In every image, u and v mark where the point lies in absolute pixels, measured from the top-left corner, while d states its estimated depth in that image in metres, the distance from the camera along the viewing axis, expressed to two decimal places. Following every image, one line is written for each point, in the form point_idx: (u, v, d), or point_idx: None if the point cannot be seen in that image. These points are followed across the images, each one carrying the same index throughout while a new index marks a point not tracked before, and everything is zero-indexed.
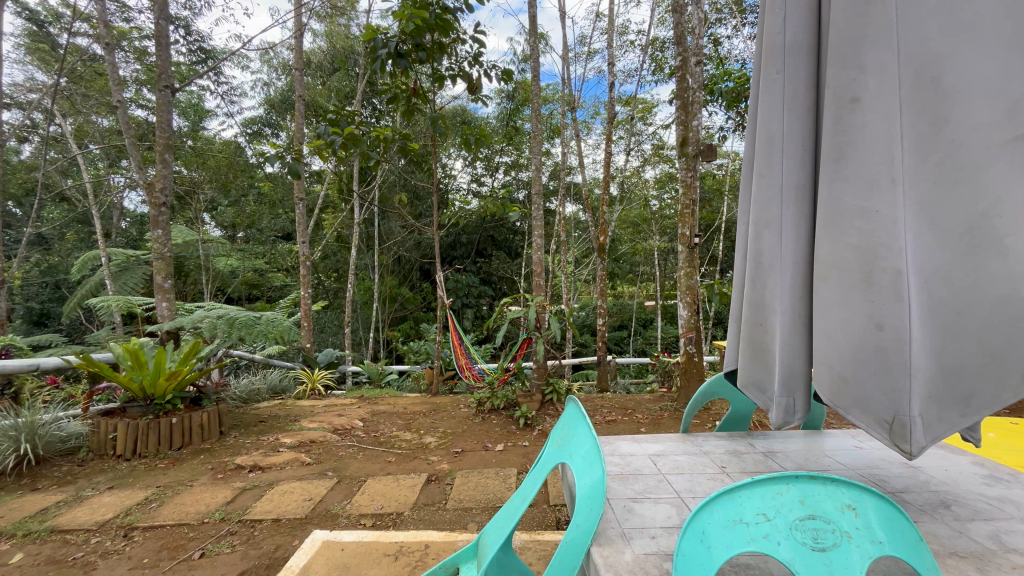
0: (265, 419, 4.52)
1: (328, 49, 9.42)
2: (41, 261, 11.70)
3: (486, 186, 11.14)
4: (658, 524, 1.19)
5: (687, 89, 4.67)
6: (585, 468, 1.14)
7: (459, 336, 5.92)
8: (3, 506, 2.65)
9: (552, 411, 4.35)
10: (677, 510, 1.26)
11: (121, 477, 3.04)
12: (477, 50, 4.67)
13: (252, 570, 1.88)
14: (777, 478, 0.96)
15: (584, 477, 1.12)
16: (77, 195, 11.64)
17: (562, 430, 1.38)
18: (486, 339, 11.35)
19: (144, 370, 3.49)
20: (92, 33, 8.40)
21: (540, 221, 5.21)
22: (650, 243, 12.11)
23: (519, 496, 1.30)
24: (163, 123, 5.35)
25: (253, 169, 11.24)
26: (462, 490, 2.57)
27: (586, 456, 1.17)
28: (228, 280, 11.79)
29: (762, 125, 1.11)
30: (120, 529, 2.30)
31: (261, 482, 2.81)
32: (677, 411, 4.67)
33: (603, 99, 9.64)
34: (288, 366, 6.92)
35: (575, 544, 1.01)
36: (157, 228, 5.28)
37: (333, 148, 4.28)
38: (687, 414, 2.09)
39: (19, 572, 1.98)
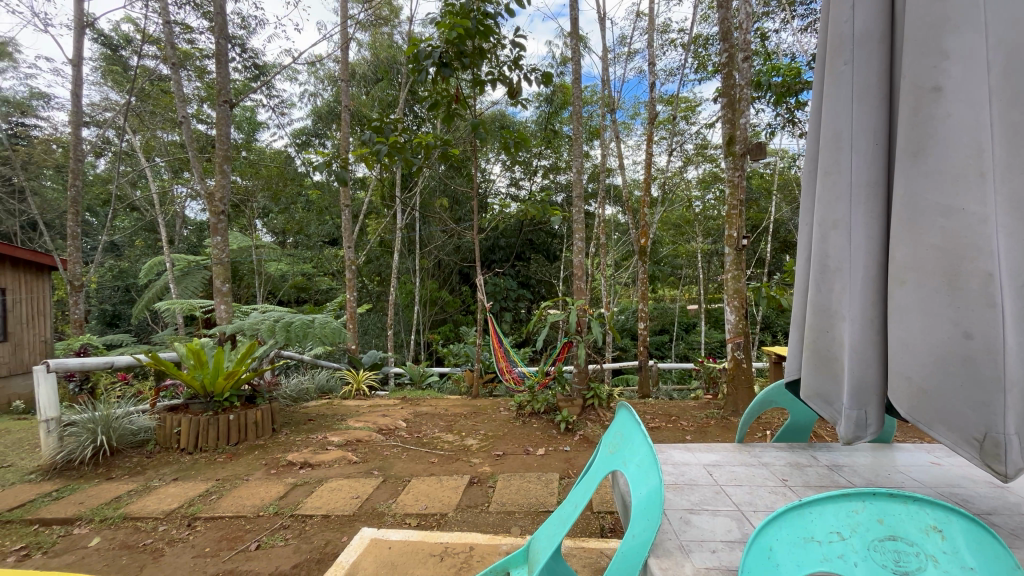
0: (314, 418, 4.69)
1: (372, 60, 9.73)
2: (114, 266, 12.68)
3: (525, 190, 11.16)
4: (717, 538, 1.14)
5: (733, 87, 4.54)
6: (640, 476, 1.12)
7: (499, 340, 5.95)
8: (83, 493, 2.87)
9: (594, 416, 4.29)
10: (737, 525, 1.21)
11: (184, 470, 3.23)
12: (516, 54, 4.70)
13: (304, 563, 1.95)
14: (852, 495, 0.91)
15: (640, 486, 1.10)
16: (145, 205, 12.54)
17: (615, 437, 1.36)
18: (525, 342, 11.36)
19: (205, 368, 3.71)
20: (159, 55, 9.06)
21: (580, 224, 5.16)
22: (693, 244, 11.79)
23: (571, 503, 1.29)
24: (222, 135, 5.69)
25: (302, 177, 11.75)
26: (505, 494, 2.57)
27: (642, 465, 1.14)
28: (279, 284, 12.36)
29: (827, 122, 1.06)
30: (184, 518, 2.44)
31: (312, 479, 2.92)
32: (725, 420, 4.49)
33: (644, 99, 9.48)
34: (334, 366, 7.17)
35: (631, 556, 1.00)
36: (216, 235, 5.62)
37: (380, 156, 4.38)
38: (742, 424, 2.01)
39: (97, 555, 2.14)
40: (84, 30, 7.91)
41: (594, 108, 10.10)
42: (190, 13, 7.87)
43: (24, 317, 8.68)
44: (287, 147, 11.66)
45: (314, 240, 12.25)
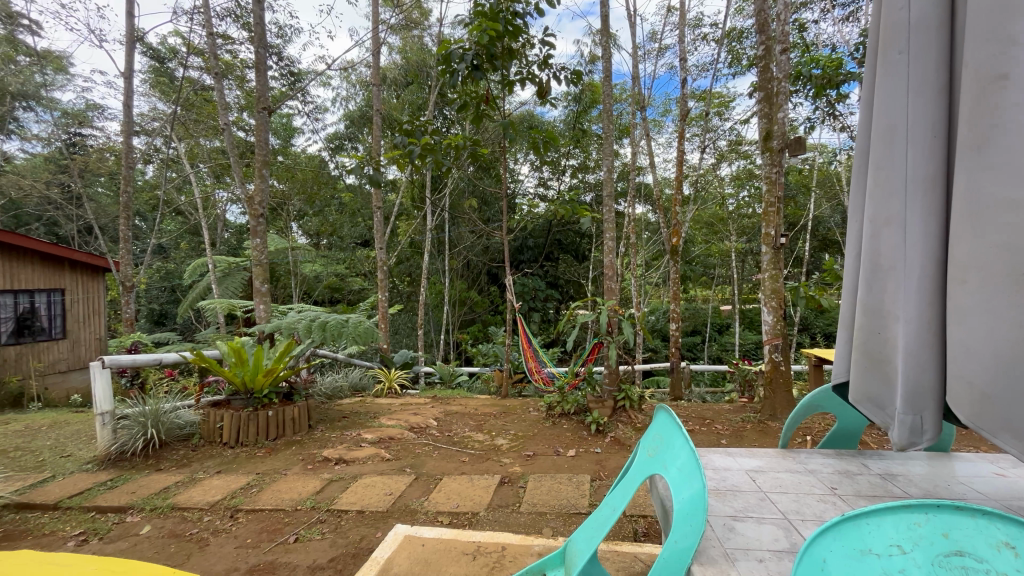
0: (348, 415, 4.80)
1: (403, 64, 9.90)
2: (161, 268, 13.33)
3: (553, 190, 11.11)
4: (764, 547, 1.11)
5: (771, 80, 4.39)
6: (682, 480, 1.09)
7: (529, 339, 5.95)
8: (135, 483, 3.03)
9: (625, 418, 4.23)
10: (784, 533, 1.17)
11: (227, 463, 3.37)
12: (546, 54, 4.68)
13: (341, 557, 2.00)
14: (913, 508, 0.91)
15: (682, 490, 1.07)
16: (190, 209, 13.14)
17: (654, 440, 1.34)
18: (553, 343, 11.30)
19: (246, 366, 3.85)
20: (203, 66, 9.48)
21: (610, 223, 5.10)
22: (727, 243, 11.47)
23: (610, 507, 1.28)
24: (262, 141, 5.92)
25: (336, 181, 12.06)
26: (536, 494, 2.57)
27: (683, 469, 1.12)
28: (314, 285, 12.72)
29: (880, 115, 1.01)
30: (226, 510, 2.54)
31: (347, 475, 2.99)
32: (762, 424, 4.35)
33: (675, 95, 9.29)
34: (367, 365, 7.32)
35: (674, 561, 0.97)
36: (256, 237, 5.83)
37: (411, 158, 4.44)
38: (786, 429, 1.94)
39: (149, 542, 2.25)
40: (135, 44, 8.35)
41: (624, 106, 9.95)
42: (231, 25, 8.20)
43: (81, 316, 9.25)
44: (321, 151, 11.98)
45: (347, 241, 12.55)
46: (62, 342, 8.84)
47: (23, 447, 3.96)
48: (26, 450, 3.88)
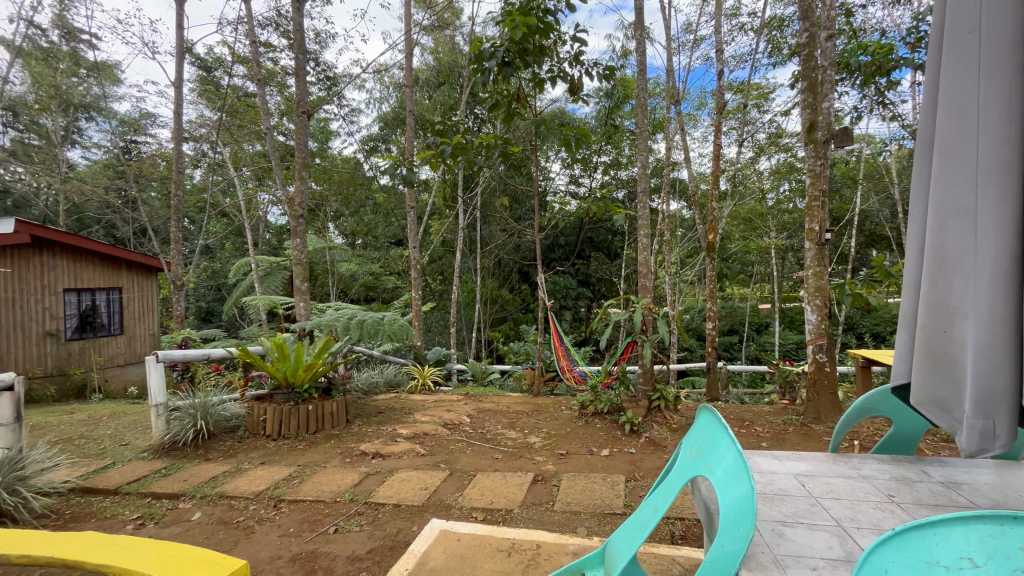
0: (383, 411, 4.90)
1: (435, 65, 10.02)
2: (208, 267, 13.97)
3: (585, 187, 11.00)
4: (818, 554, 1.06)
5: (815, 69, 4.20)
6: (727, 484, 1.09)
7: (560, 338, 5.92)
8: (187, 471, 3.19)
9: (660, 418, 4.14)
10: (839, 542, 1.12)
11: (270, 454, 3.50)
12: (577, 50, 4.63)
13: (379, 549, 2.04)
14: (986, 519, 0.88)
15: (728, 493, 1.05)
16: (234, 211, 13.73)
17: (697, 441, 1.32)
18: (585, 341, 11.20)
19: (287, 361, 3.98)
20: (247, 74, 9.88)
21: (644, 220, 4.99)
22: (766, 240, 11.08)
23: (650, 508, 1.26)
24: (301, 145, 6.12)
25: (370, 181, 12.34)
26: (569, 493, 2.55)
27: (729, 471, 1.10)
28: (350, 283, 13.06)
29: (946, 103, 0.97)
30: (270, 500, 2.64)
31: (383, 469, 3.05)
32: (805, 427, 4.18)
33: (711, 88, 9.02)
34: (401, 362, 7.46)
35: (721, 565, 0.95)
36: (296, 237, 6.04)
37: (444, 157, 4.48)
38: (836, 433, 1.86)
39: (199, 528, 2.37)
40: (184, 54, 8.79)
41: (657, 100, 9.75)
42: (272, 33, 8.51)
43: (135, 313, 9.83)
44: (357, 153, 12.27)
45: (381, 241, 12.80)
46: (120, 338, 9.39)
47: (87, 435, 4.24)
48: (89, 438, 4.15)
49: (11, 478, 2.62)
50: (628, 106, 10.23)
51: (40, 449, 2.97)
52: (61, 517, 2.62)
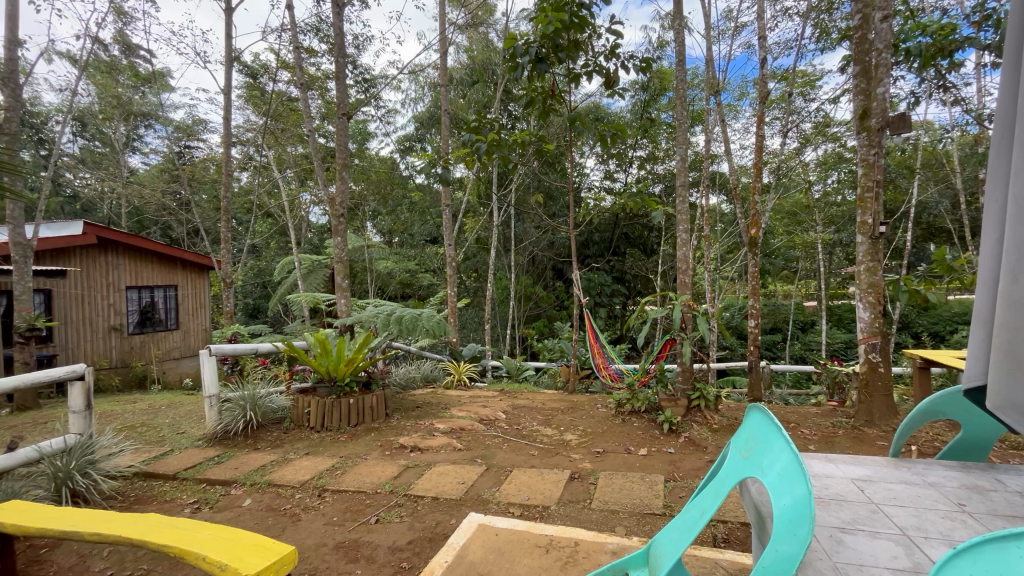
0: (421, 405, 5.00)
1: (469, 64, 10.08)
2: (255, 266, 14.60)
3: (620, 182, 10.82)
4: (881, 564, 1.01)
5: (868, 52, 3.97)
6: (785, 487, 1.04)
7: (596, 335, 5.86)
8: (237, 460, 3.35)
9: (700, 418, 4.04)
10: (904, 551, 1.06)
11: (314, 445, 3.63)
12: (613, 42, 4.55)
13: (418, 540, 2.09)
14: None
15: (784, 498, 1.02)
16: (279, 212, 14.30)
17: (749, 442, 1.27)
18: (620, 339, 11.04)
19: (329, 356, 4.11)
20: (290, 79, 10.24)
21: (683, 215, 4.86)
22: (812, 234, 10.59)
23: (698, 509, 1.22)
24: (342, 146, 6.31)
25: (406, 181, 12.58)
26: (607, 492, 2.52)
27: (785, 475, 1.06)
28: (388, 280, 13.36)
29: (1004, 90, 0.92)
30: (315, 489, 2.74)
31: (421, 462, 3.12)
32: (856, 430, 3.98)
33: (753, 77, 8.68)
34: (437, 358, 7.58)
35: (778, 568, 0.91)
36: (337, 236, 6.23)
37: (478, 155, 4.49)
38: (899, 436, 1.77)
39: (250, 514, 2.49)
40: (232, 63, 9.19)
41: (696, 92, 9.49)
42: (313, 39, 8.79)
43: (189, 309, 10.38)
44: (393, 153, 12.52)
45: (417, 239, 13.02)
46: (175, 332, 9.94)
47: (148, 423, 4.53)
48: (150, 426, 4.43)
49: (82, 461, 2.82)
50: (664, 99, 9.98)
51: (108, 435, 3.18)
52: (126, 499, 2.81)
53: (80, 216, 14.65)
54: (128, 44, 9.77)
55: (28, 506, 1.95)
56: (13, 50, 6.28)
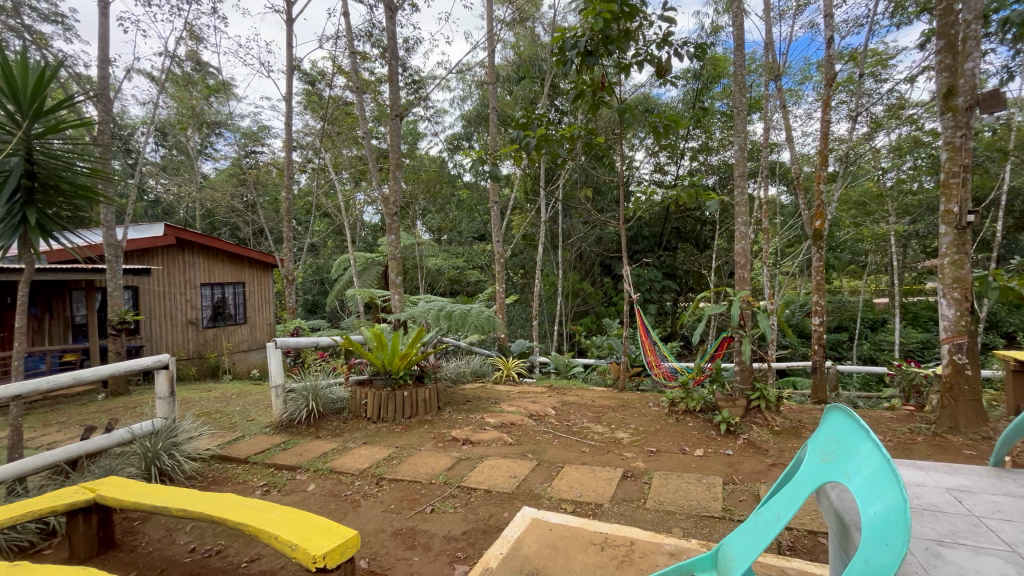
0: (471, 400, 5.09)
1: (516, 60, 10.07)
2: (313, 264, 15.36)
3: (671, 175, 10.48)
4: None
5: (955, 24, 3.61)
6: (869, 496, 0.99)
7: (647, 332, 5.72)
8: (301, 447, 3.54)
9: (760, 420, 3.85)
10: (1014, 570, 0.95)
11: (372, 435, 3.78)
12: (666, 30, 4.40)
13: (472, 531, 2.13)
14: None
15: (872, 505, 0.97)
16: (335, 212, 14.94)
17: (829, 444, 1.22)
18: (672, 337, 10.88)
19: (385, 349, 4.26)
20: (345, 83, 10.66)
21: (741, 207, 4.63)
22: (885, 225, 9.81)
23: (772, 514, 1.19)
24: (395, 147, 6.51)
25: (455, 179, 12.79)
26: (662, 492, 2.46)
27: (872, 481, 1.01)
28: (437, 277, 13.65)
29: None
30: (373, 477, 2.85)
31: (473, 455, 3.17)
32: (938, 438, 3.66)
33: (817, 59, 8.13)
34: (486, 353, 7.67)
35: None
36: (390, 234, 6.43)
37: (527, 151, 4.47)
38: (1000, 445, 1.61)
39: (314, 498, 2.63)
40: (293, 71, 9.67)
41: (753, 77, 9.02)
42: (367, 44, 9.09)
43: (255, 304, 11.08)
44: (442, 152, 12.75)
45: (466, 236, 13.22)
46: (243, 326, 10.65)
47: (222, 411, 4.88)
48: (223, 413, 4.77)
49: (166, 443, 3.08)
50: (719, 86, 9.55)
51: (188, 420, 3.45)
52: (204, 479, 3.04)
53: (161, 219, 15.96)
54: (201, 58, 10.52)
55: (124, 482, 2.16)
56: (105, 69, 6.91)
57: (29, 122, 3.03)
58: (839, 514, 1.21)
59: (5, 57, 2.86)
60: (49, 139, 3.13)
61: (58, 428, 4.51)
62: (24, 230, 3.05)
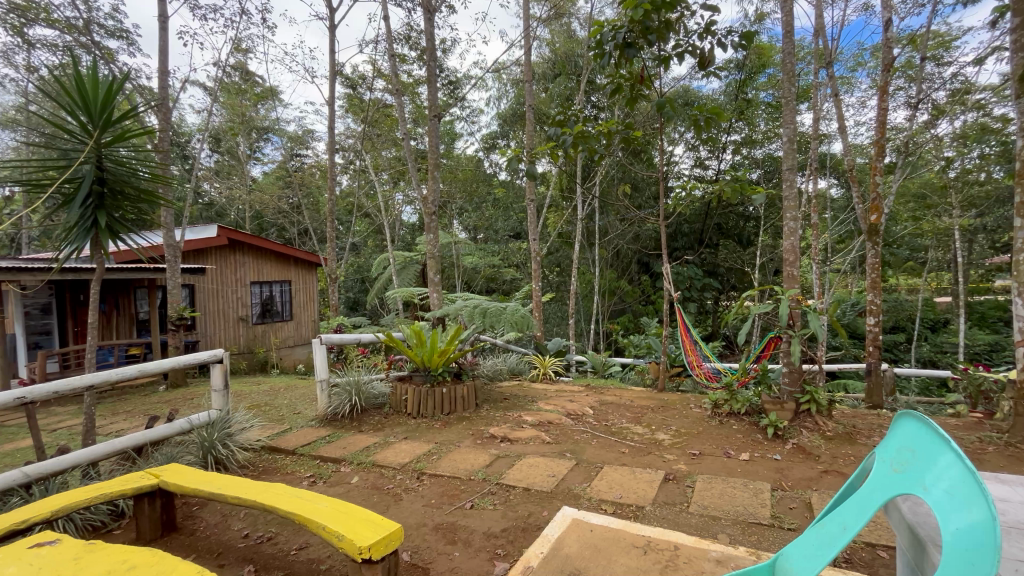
0: (508, 397, 5.10)
1: (551, 57, 10.00)
2: (354, 263, 15.81)
3: (712, 169, 10.15)
4: None
5: None
6: (946, 513, 0.95)
7: (688, 331, 5.57)
8: (345, 440, 3.65)
9: (811, 424, 3.67)
10: None
11: (412, 431, 3.85)
12: (709, 19, 4.25)
13: (512, 529, 2.13)
14: None
15: (950, 522, 0.93)
16: (375, 212, 15.33)
17: (903, 453, 1.16)
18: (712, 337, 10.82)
19: (424, 347, 4.33)
20: (385, 86, 10.91)
21: (790, 201, 4.41)
22: (948, 219, 9.15)
23: (837, 524, 1.17)
24: (433, 147, 6.61)
25: (491, 178, 12.87)
26: (706, 496, 2.39)
27: (951, 495, 0.96)
28: (473, 275, 13.77)
29: None
30: (414, 472, 2.91)
31: (512, 453, 3.18)
32: (1010, 448, 3.38)
33: (872, 43, 7.67)
34: (523, 351, 7.68)
35: None
36: (429, 233, 6.54)
37: (565, 147, 4.40)
38: None
39: (358, 490, 2.71)
40: (335, 75, 9.97)
41: (802, 65, 8.59)
42: (405, 46, 9.26)
43: (301, 302, 11.52)
44: (479, 151, 12.83)
45: (501, 234, 13.27)
46: (290, 323, 11.10)
47: (271, 403, 5.10)
48: (272, 406, 4.99)
49: (221, 433, 3.24)
50: (764, 76, 9.16)
51: (241, 411, 3.63)
52: (256, 468, 3.19)
53: (215, 221, 16.83)
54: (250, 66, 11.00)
55: (184, 469, 2.29)
56: (164, 80, 7.34)
57: (99, 132, 3.25)
58: (912, 528, 1.13)
59: (78, 72, 3.08)
60: (116, 148, 3.35)
61: (125, 418, 4.83)
62: (95, 232, 3.29)
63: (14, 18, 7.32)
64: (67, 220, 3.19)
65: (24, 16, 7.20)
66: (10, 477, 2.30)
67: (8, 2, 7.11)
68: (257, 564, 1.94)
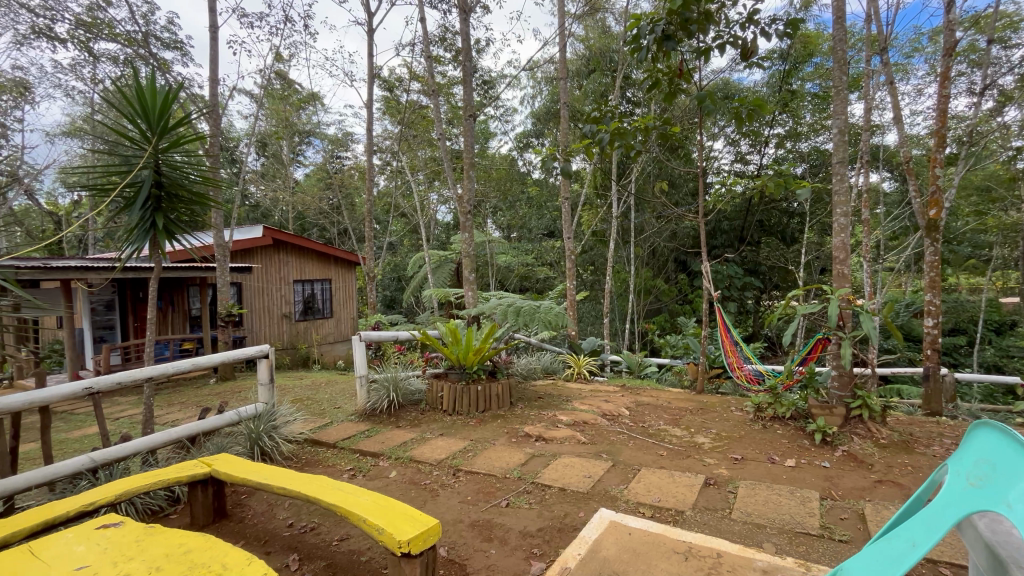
0: (543, 396, 5.09)
1: (586, 53, 9.89)
2: (391, 262, 16.15)
3: (754, 164, 9.79)
4: None
5: None
6: None
7: (728, 331, 5.39)
8: (383, 435, 3.73)
9: (862, 430, 3.48)
10: None
11: (447, 427, 3.90)
12: (751, 8, 4.08)
13: (547, 529, 2.12)
14: None
15: None
16: (411, 212, 15.61)
17: (986, 471, 1.07)
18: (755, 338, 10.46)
19: (459, 344, 4.37)
20: (421, 88, 11.09)
21: (841, 196, 4.18)
22: (1016, 214, 8.49)
23: (904, 540, 1.07)
24: (469, 147, 6.66)
25: (525, 177, 12.83)
26: (750, 503, 2.31)
27: None
28: (507, 274, 13.81)
29: None
30: (450, 468, 2.94)
31: (547, 452, 3.16)
32: None
33: (931, 26, 7.19)
34: (557, 350, 7.63)
35: None
36: (464, 232, 6.60)
37: (602, 145, 4.29)
38: None
39: (395, 485, 2.76)
40: (373, 79, 10.20)
41: (853, 53, 8.15)
42: (441, 48, 9.38)
43: (340, 300, 11.87)
44: (513, 150, 12.85)
45: (535, 233, 13.24)
46: (330, 320, 11.45)
47: (313, 398, 5.28)
48: (314, 400, 5.16)
49: (267, 426, 3.38)
50: (811, 66, 8.75)
51: (285, 404, 3.77)
52: (299, 460, 3.30)
53: (260, 221, 17.56)
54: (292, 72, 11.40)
55: (233, 459, 2.39)
56: (214, 88, 7.71)
57: (157, 139, 3.44)
58: (994, 550, 1.03)
59: (138, 83, 3.27)
60: (171, 153, 3.53)
61: (180, 409, 5.11)
62: (154, 234, 3.49)
63: (81, 34, 7.86)
64: (129, 222, 3.40)
65: (90, 31, 7.71)
66: (78, 461, 2.47)
67: (76, 19, 7.64)
68: (300, 553, 2.01)
